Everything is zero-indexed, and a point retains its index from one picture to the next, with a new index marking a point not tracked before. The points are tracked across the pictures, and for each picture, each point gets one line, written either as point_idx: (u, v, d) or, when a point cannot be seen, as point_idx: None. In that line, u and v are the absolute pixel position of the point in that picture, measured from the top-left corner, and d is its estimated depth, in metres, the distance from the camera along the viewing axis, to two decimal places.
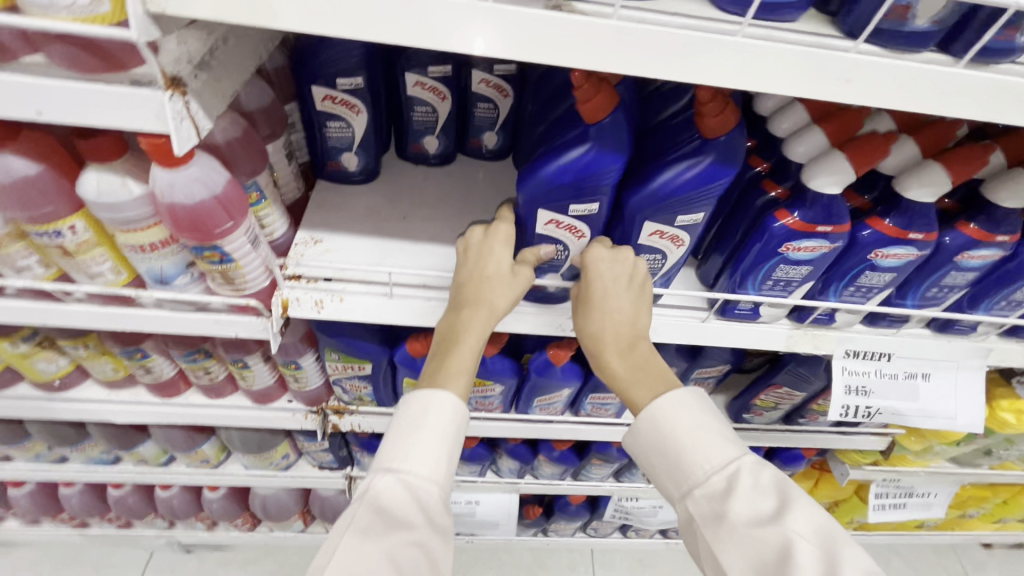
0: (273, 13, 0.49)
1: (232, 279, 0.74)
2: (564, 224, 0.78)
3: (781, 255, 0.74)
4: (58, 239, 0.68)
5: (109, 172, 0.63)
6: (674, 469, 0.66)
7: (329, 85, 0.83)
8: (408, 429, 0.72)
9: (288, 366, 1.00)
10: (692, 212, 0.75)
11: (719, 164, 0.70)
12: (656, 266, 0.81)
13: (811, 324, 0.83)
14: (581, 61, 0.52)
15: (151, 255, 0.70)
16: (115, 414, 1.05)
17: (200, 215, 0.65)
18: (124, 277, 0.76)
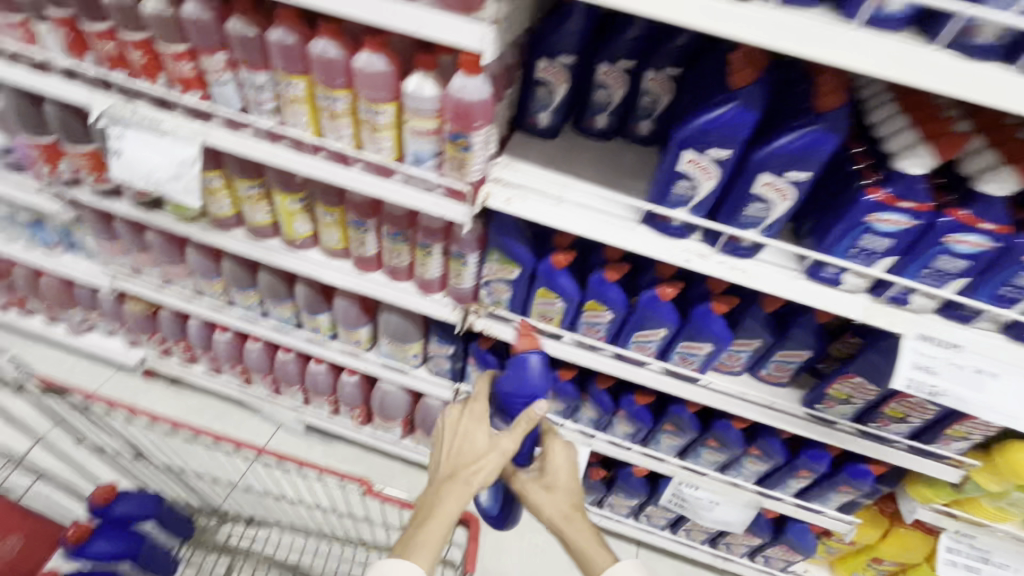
0: (710, 12, 0.66)
1: (462, 164, 0.94)
2: (777, 187, 0.83)
3: (866, 225, 0.83)
4: (376, 116, 0.92)
5: (427, 81, 0.87)
6: None
7: (699, 150, 0.83)
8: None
9: (458, 261, 1.18)
10: (802, 168, 0.80)
11: (826, 132, 0.76)
12: (762, 214, 0.86)
13: (885, 301, 0.91)
14: (727, 31, 0.66)
15: (421, 137, 0.94)
16: (327, 274, 1.31)
17: (470, 109, 0.86)
18: (393, 155, 0.99)
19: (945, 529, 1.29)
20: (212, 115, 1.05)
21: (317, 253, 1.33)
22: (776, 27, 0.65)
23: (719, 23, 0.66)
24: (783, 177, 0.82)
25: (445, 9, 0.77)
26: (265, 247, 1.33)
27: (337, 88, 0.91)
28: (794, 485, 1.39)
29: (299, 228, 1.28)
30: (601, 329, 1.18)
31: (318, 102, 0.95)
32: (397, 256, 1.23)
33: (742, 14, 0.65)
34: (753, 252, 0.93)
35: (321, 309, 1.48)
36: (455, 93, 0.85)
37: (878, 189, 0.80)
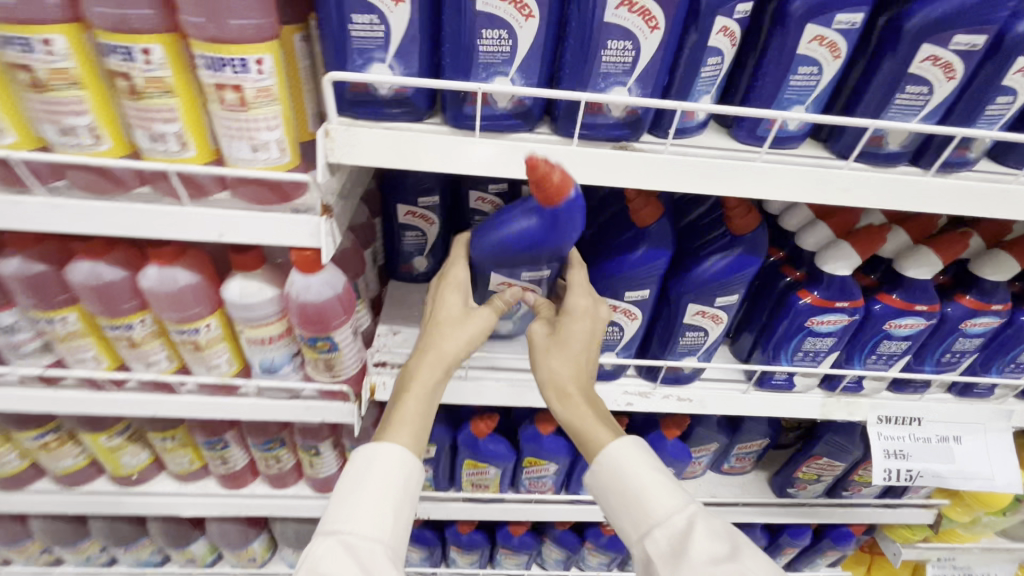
0: (597, 163, 0.53)
1: (332, 365, 0.73)
2: (708, 313, 0.71)
3: (807, 330, 0.74)
4: (193, 336, 0.68)
5: (255, 281, 0.65)
6: (633, 508, 0.63)
7: (615, 295, 0.69)
8: (352, 488, 0.61)
9: (356, 454, 0.94)
10: (730, 292, 0.69)
11: (745, 257, 0.66)
12: (699, 343, 0.74)
13: (841, 392, 0.83)
14: (620, 181, 0.54)
15: (266, 348, 0.71)
16: (184, 508, 0.99)
17: (324, 312, 0.64)
18: (235, 367, 0.76)
19: (930, 561, 1.25)
20: None
21: (166, 481, 1.00)
22: (672, 170, 0.54)
23: (606, 175, 0.53)
24: (712, 303, 0.71)
25: (254, 207, 0.57)
26: (85, 497, 0.97)
27: (127, 315, 0.66)
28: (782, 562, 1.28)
29: (127, 462, 0.95)
30: (548, 480, 1.00)
31: (103, 332, 0.68)
32: (275, 462, 0.96)
33: (631, 165, 0.53)
34: (695, 375, 0.81)
35: (190, 535, 1.13)
36: (294, 297, 0.63)
37: (807, 293, 0.72)
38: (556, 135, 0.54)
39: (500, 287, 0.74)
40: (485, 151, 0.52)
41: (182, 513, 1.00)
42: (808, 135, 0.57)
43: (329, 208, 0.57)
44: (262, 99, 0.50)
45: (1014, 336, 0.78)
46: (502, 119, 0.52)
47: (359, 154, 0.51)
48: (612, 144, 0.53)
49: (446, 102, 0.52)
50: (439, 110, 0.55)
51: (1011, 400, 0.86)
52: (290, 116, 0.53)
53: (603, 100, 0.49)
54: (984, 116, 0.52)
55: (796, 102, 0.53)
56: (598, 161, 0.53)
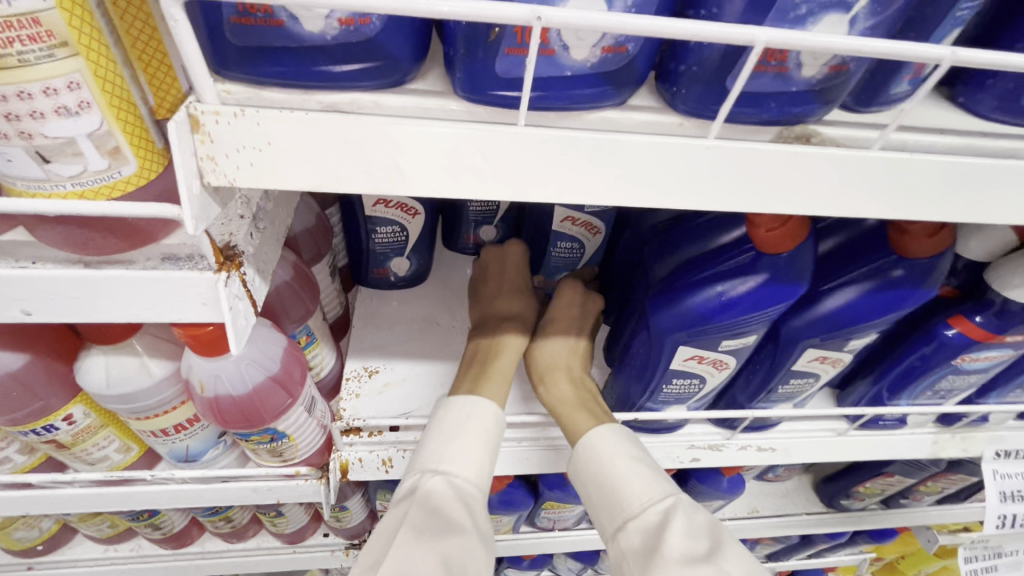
0: (756, 170, 0.27)
1: (281, 452, 0.49)
2: (831, 359, 0.50)
3: (952, 369, 0.53)
4: (46, 435, 0.43)
5: (130, 355, 0.40)
6: (604, 499, 0.48)
7: (705, 342, 0.46)
8: (448, 432, 0.50)
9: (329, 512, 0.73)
10: (868, 333, 0.47)
11: (906, 290, 0.43)
12: (806, 391, 0.53)
13: (959, 427, 0.64)
14: (785, 203, 0.29)
15: (171, 438, 0.46)
16: None
17: (254, 404, 0.40)
18: (132, 454, 0.51)
19: (965, 545, 1.17)
20: None
21: (88, 548, 0.77)
22: (882, 180, 0.29)
23: (765, 199, 0.29)
24: (841, 345, 0.49)
25: (85, 259, 0.30)
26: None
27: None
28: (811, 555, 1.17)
29: (22, 537, 0.71)
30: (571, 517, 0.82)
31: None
32: (225, 523, 0.75)
33: (816, 177, 0.28)
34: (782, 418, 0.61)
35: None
36: (195, 386, 0.38)
37: (967, 323, 0.51)
38: (669, 116, 0.28)
39: (563, 224, 0.58)
40: (544, 156, 0.26)
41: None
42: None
43: (237, 253, 0.31)
44: (25, 47, 0.22)
45: None
46: (574, 84, 0.25)
47: (287, 171, 0.25)
48: (775, 134, 0.28)
49: (457, 52, 0.25)
50: (438, 64, 0.28)
51: None
52: (114, 80, 0.25)
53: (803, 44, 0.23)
54: None
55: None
56: (757, 169, 0.27)
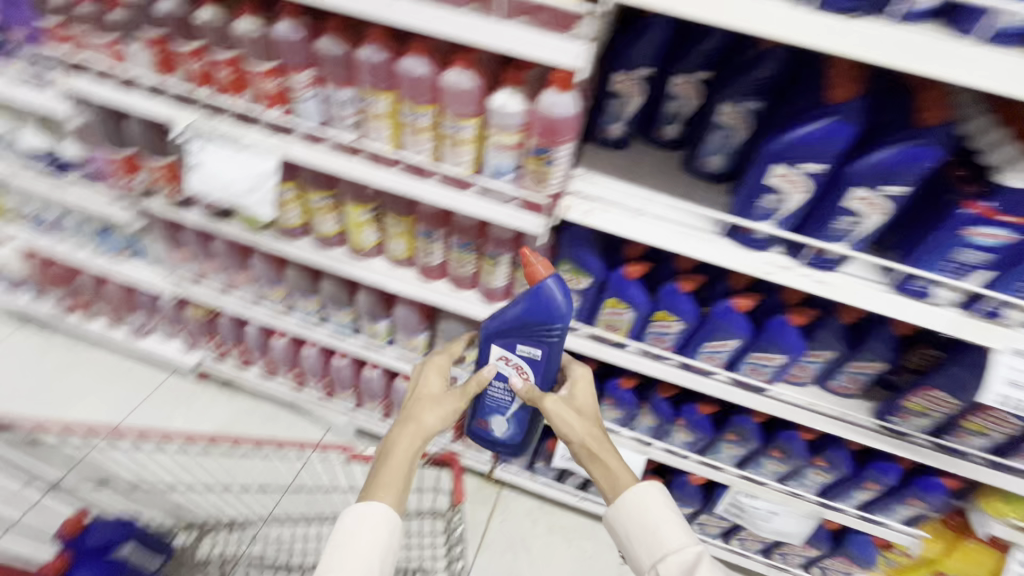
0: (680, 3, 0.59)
1: (543, 179, 0.83)
2: (791, 180, 0.71)
3: (851, 207, 0.71)
4: (418, 118, 0.82)
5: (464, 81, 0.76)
6: (648, 541, 0.80)
7: (788, 163, 0.70)
8: (343, 542, 0.75)
9: (491, 260, 1.04)
10: (818, 161, 0.69)
11: (837, 125, 0.66)
12: (776, 205, 0.75)
13: (905, 299, 0.78)
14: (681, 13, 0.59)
15: (503, 152, 0.82)
16: (389, 285, 1.15)
17: (553, 123, 0.74)
18: (469, 169, 0.88)
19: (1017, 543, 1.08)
20: (293, 132, 0.94)
21: (381, 262, 1.17)
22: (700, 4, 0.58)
23: (808, 43, 0.57)
24: (794, 163, 0.70)
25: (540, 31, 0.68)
26: (299, 248, 1.19)
27: (377, 91, 0.82)
28: (858, 496, 1.17)
29: (366, 239, 1.12)
30: (619, 324, 1.03)
31: (399, 117, 0.85)
32: (462, 266, 1.08)
33: (853, 37, 0.56)
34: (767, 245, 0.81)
35: (380, 315, 1.30)
36: (541, 109, 0.74)
37: (886, 157, 0.66)
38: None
39: (676, 87, 0.89)
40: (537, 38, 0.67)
41: (388, 288, 1.18)
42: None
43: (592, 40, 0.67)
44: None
45: None
46: None
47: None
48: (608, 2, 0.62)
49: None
50: None
51: None
52: None
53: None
54: None
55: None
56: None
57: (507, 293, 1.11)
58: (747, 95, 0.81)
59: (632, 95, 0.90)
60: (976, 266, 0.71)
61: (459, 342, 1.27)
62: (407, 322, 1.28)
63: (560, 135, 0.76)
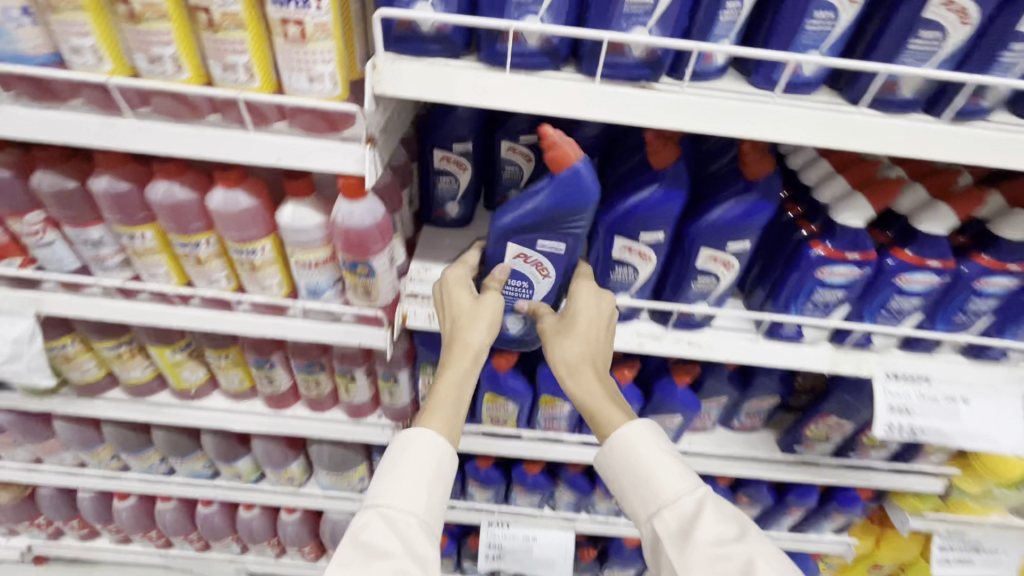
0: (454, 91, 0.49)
1: (370, 293, 0.69)
2: (635, 250, 0.64)
3: (704, 268, 0.65)
4: (193, 249, 0.66)
5: (235, 203, 0.61)
6: (640, 489, 0.62)
7: (628, 234, 0.63)
8: (388, 468, 0.62)
9: (343, 377, 0.88)
10: (659, 228, 0.62)
11: (667, 192, 0.59)
12: (629, 279, 0.67)
13: (780, 344, 0.73)
14: (457, 100, 0.49)
15: (312, 270, 0.67)
16: (233, 424, 0.96)
17: (359, 235, 0.61)
18: (284, 291, 0.72)
19: (939, 534, 1.07)
20: (44, 282, 0.73)
21: (218, 399, 0.97)
22: (476, 89, 0.49)
23: (606, 118, 0.49)
24: (635, 234, 0.63)
25: (308, 136, 0.55)
26: (108, 403, 0.95)
27: (133, 225, 0.64)
28: (787, 521, 1.12)
29: (189, 378, 0.92)
30: (505, 416, 0.91)
31: (172, 248, 0.68)
32: (314, 387, 0.91)
33: (652, 107, 0.49)
34: (632, 314, 0.73)
35: (238, 452, 1.09)
36: (337, 222, 0.61)
37: (724, 213, 0.60)
38: (336, 88, 0.51)
39: (505, 152, 0.79)
40: (303, 146, 0.54)
41: (232, 428, 0.98)
42: (824, 80, 0.51)
43: (374, 139, 0.55)
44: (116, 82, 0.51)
45: (962, 291, 0.66)
46: (246, 77, 0.51)
47: (403, 87, 0.49)
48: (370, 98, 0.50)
49: (480, 40, 0.49)
50: (213, 70, 0.51)
51: (992, 353, 0.73)
52: (183, 35, 0.50)
53: (518, 29, 0.46)
54: (807, 32, 0.47)
55: (812, 47, 0.48)
56: (452, 75, 0.48)
57: (376, 403, 0.96)
58: (566, 158, 0.73)
59: (460, 172, 0.80)
60: (834, 302, 0.68)
61: (338, 462, 1.09)
62: (271, 453, 1.08)
63: (373, 242, 0.63)
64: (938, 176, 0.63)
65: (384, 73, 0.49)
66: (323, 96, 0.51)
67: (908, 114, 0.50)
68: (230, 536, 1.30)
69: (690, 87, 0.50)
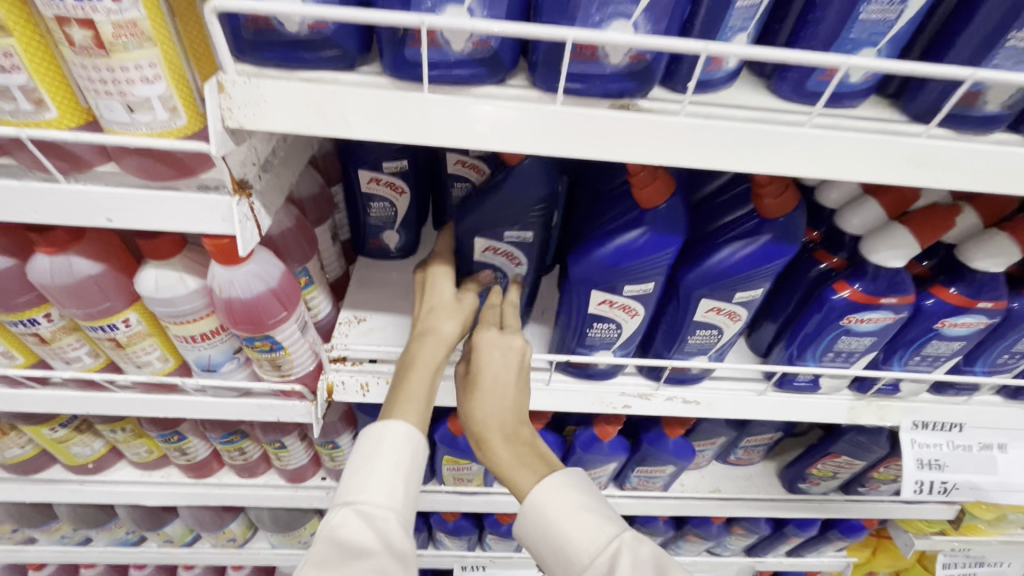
0: (348, 121, 0.33)
1: (281, 366, 0.54)
2: (618, 305, 0.50)
3: (704, 321, 0.51)
4: (29, 328, 0.49)
5: (68, 273, 0.44)
6: (556, 555, 0.45)
7: (607, 287, 0.49)
8: (362, 462, 0.46)
9: (272, 446, 0.73)
10: (649, 280, 0.48)
11: (658, 238, 0.45)
12: (610, 336, 0.54)
13: (790, 397, 0.61)
14: (354, 134, 0.33)
15: (199, 345, 0.51)
16: (147, 501, 0.80)
17: (245, 307, 0.45)
18: (171, 364, 0.56)
19: (945, 553, 1.00)
20: None
21: (127, 471, 0.81)
22: (382, 118, 0.33)
23: (573, 155, 0.34)
24: (618, 286, 0.48)
25: (150, 184, 0.38)
26: None
27: None
28: (785, 546, 1.03)
29: (82, 453, 0.75)
30: (470, 474, 0.78)
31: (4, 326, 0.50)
32: (239, 456, 0.76)
33: (638, 138, 0.34)
34: (615, 369, 0.59)
35: (165, 519, 0.93)
36: (216, 291, 0.44)
37: (730, 260, 0.47)
38: (180, 119, 0.35)
39: (454, 167, 0.65)
40: (142, 199, 0.38)
41: (147, 503, 0.82)
42: (873, 89, 0.36)
43: (248, 186, 0.39)
44: None
45: (1012, 331, 0.54)
46: (35, 108, 0.34)
47: (271, 117, 0.33)
48: (227, 133, 0.34)
49: (381, 43, 0.33)
50: None
51: None
52: None
53: (434, 29, 0.30)
54: (858, 23, 0.33)
55: (862, 44, 0.34)
56: (342, 99, 0.33)
57: (318, 462, 0.81)
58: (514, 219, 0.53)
59: (397, 197, 0.64)
60: (859, 349, 0.55)
61: (284, 521, 0.94)
62: (202, 518, 0.92)
63: (270, 313, 0.47)
64: (990, 195, 0.51)
65: (240, 98, 0.32)
66: (158, 131, 0.35)
67: (984, 134, 0.37)
68: None
69: (689, 105, 0.35)
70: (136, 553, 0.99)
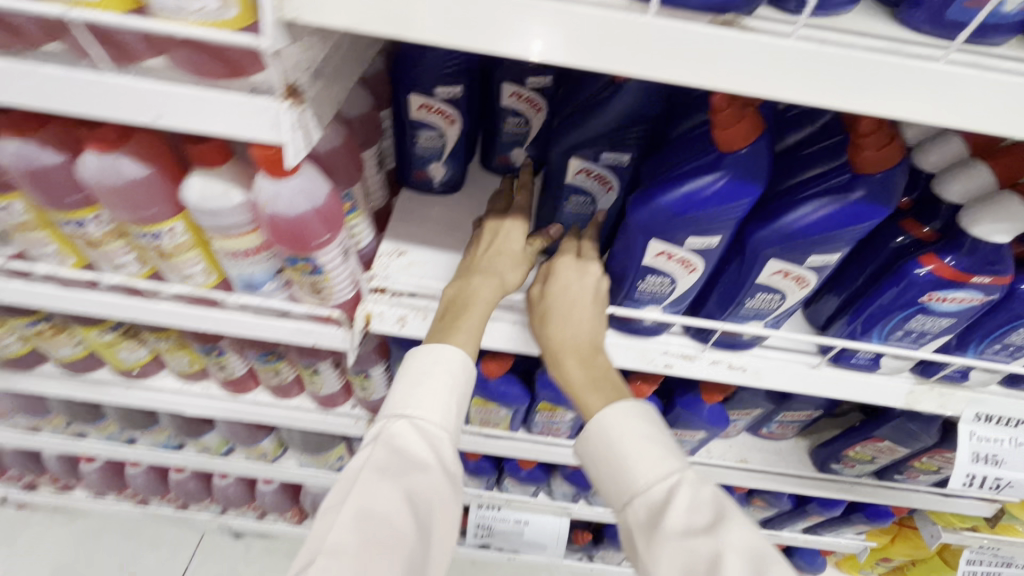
0: (411, 19, 0.30)
1: (320, 291, 0.53)
2: (677, 258, 0.47)
3: (767, 284, 0.48)
4: (80, 229, 0.49)
5: (115, 173, 0.43)
6: (612, 476, 0.47)
7: (668, 237, 0.45)
8: (416, 379, 0.47)
9: (306, 369, 0.74)
10: (715, 233, 0.44)
11: (734, 185, 0.41)
12: (663, 290, 0.50)
13: (844, 374, 0.57)
14: (417, 36, 0.30)
15: (240, 262, 0.51)
16: (187, 410, 0.84)
17: (288, 224, 0.44)
18: (214, 280, 0.56)
19: (970, 549, 0.97)
20: None
21: (169, 381, 0.84)
22: (449, 18, 0.30)
23: (659, 77, 0.30)
24: (680, 236, 0.45)
25: (199, 82, 0.36)
26: (41, 380, 0.83)
27: None
28: (803, 523, 1.02)
29: (129, 358, 0.78)
30: (496, 419, 0.78)
31: (55, 224, 0.51)
32: (274, 376, 0.77)
33: (737, 61, 0.30)
34: (660, 328, 0.57)
35: (202, 429, 0.98)
36: (260, 206, 0.43)
37: (810, 219, 0.42)
38: (231, 8, 0.32)
39: (510, 100, 0.61)
40: (191, 98, 0.36)
41: (187, 412, 0.86)
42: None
43: (299, 92, 0.36)
44: None
45: None
46: None
47: (329, 11, 0.30)
48: (282, 28, 0.32)
49: None
50: None
51: None
52: None
53: None
54: None
55: None
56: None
57: (349, 392, 0.82)
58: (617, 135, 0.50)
59: (447, 126, 0.60)
60: (932, 331, 0.51)
61: (312, 442, 0.98)
62: (237, 431, 0.96)
63: (313, 234, 0.45)
64: None
65: None
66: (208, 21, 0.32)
67: None
68: (209, 498, 1.23)
69: (803, 27, 0.30)
70: (175, 456, 1.05)
